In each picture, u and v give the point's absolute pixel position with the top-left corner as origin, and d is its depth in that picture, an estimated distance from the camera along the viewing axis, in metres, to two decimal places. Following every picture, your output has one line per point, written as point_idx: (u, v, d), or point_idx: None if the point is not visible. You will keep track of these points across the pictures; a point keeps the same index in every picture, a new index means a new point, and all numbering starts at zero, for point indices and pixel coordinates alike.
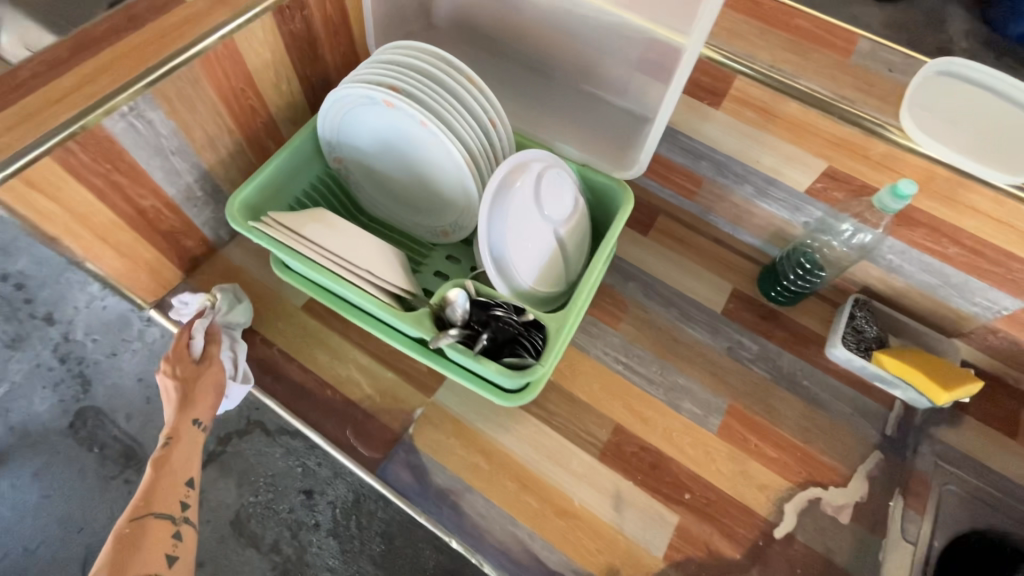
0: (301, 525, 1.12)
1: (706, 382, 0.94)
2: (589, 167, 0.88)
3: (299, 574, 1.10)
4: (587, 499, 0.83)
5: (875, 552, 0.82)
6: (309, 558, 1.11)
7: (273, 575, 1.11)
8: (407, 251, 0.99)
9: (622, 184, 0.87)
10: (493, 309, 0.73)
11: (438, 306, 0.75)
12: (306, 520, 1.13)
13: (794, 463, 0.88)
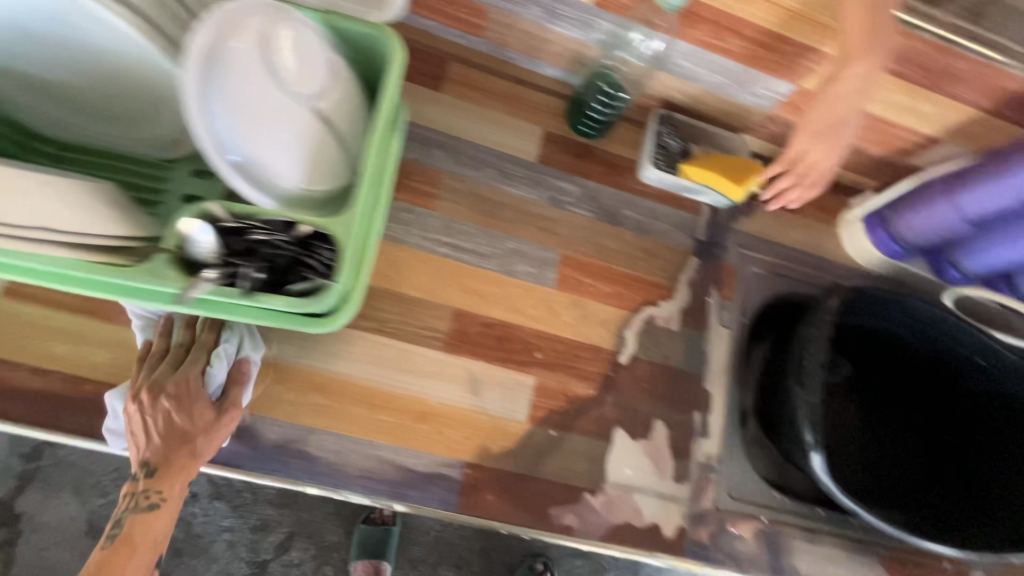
0: (178, 502, 1.03)
1: (535, 238, 0.89)
2: (336, 14, 0.68)
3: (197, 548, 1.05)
4: (441, 393, 0.79)
5: (701, 346, 0.92)
6: (199, 528, 1.05)
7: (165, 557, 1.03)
8: (133, 180, 0.73)
9: (385, 31, 0.69)
10: (251, 234, 0.57)
11: (177, 245, 0.57)
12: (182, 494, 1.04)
13: (627, 292, 0.91)
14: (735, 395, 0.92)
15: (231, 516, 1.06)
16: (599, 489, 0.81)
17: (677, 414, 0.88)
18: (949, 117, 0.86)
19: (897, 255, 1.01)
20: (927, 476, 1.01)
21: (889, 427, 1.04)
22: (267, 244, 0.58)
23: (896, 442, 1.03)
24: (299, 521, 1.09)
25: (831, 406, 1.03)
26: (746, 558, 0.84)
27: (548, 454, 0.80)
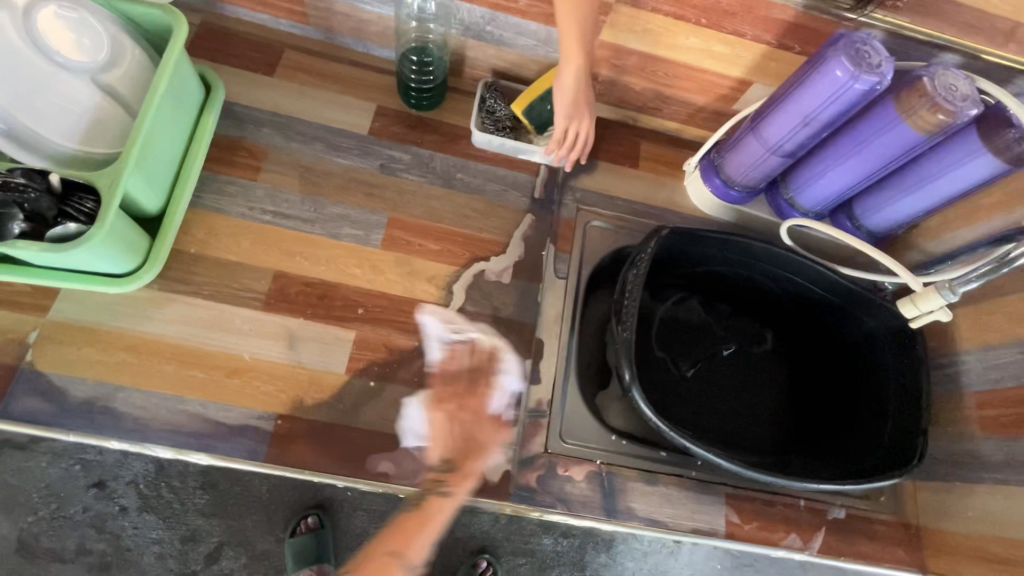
0: (104, 517, 0.98)
1: (362, 203, 0.93)
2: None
3: (124, 565, 0.98)
4: (256, 350, 0.82)
5: (534, 296, 0.94)
6: (128, 544, 0.98)
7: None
8: None
9: (168, 10, 0.74)
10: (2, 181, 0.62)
11: None
12: (109, 510, 0.98)
13: (458, 249, 0.94)
14: (573, 341, 0.93)
15: (161, 527, 0.99)
16: (419, 436, 0.82)
17: (507, 361, 0.89)
18: (743, 56, 0.90)
19: (735, 200, 1.02)
20: (792, 422, 1.02)
21: (756, 373, 1.05)
22: (20, 189, 0.63)
23: (761, 387, 1.04)
24: (229, 529, 1.01)
25: (693, 354, 1.03)
26: (578, 501, 0.83)
27: (365, 403, 0.82)
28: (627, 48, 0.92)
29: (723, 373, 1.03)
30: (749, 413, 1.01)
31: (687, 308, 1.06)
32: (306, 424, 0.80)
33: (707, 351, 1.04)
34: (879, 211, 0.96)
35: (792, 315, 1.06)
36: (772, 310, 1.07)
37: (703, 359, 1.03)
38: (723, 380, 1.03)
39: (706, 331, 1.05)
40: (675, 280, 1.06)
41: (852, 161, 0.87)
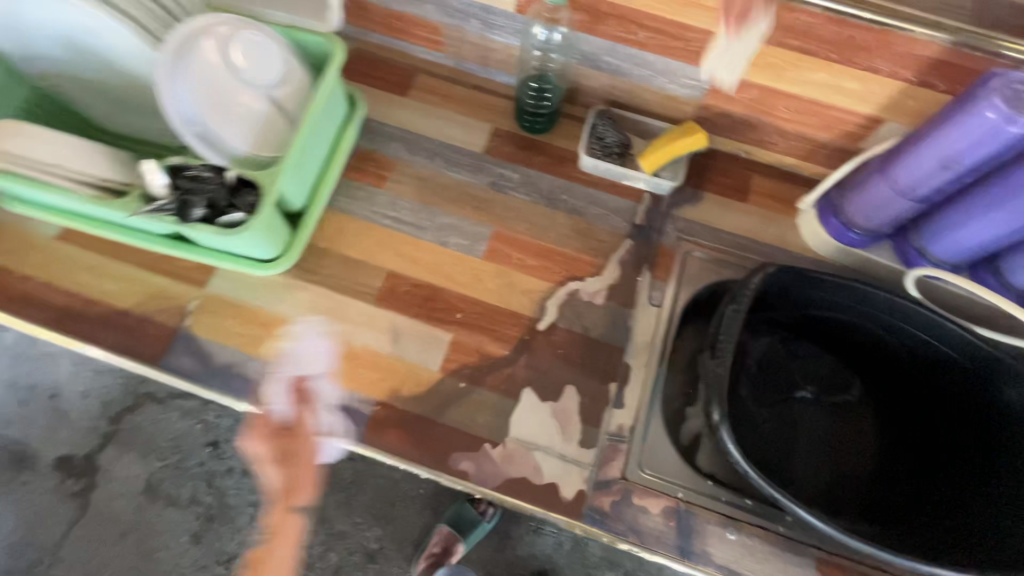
0: (214, 474, 1.13)
1: (471, 216, 1.00)
2: (297, 28, 0.89)
3: (225, 518, 1.12)
4: (364, 339, 0.90)
5: (625, 320, 0.94)
6: (231, 500, 1.13)
7: (197, 525, 1.11)
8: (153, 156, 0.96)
9: (332, 39, 0.89)
10: (192, 175, 0.76)
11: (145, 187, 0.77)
12: (218, 468, 1.14)
13: (554, 267, 0.97)
14: (661, 370, 0.93)
15: (258, 491, 1.13)
16: (499, 441, 0.85)
17: (592, 381, 0.90)
18: (878, 92, 0.85)
19: (852, 244, 0.96)
20: (897, 488, 0.92)
21: (859, 432, 0.96)
22: (204, 182, 0.76)
23: (863, 448, 0.95)
24: (314, 506, 1.13)
25: (789, 401, 0.98)
26: (650, 534, 0.81)
27: (453, 403, 0.87)
28: (748, 81, 0.91)
29: (821, 426, 0.96)
30: (845, 472, 0.93)
31: (788, 352, 1.01)
32: (401, 413, 0.86)
33: (806, 400, 0.98)
34: None
35: (910, 376, 0.97)
36: (885, 368, 0.99)
37: (800, 407, 0.97)
38: (821, 433, 0.96)
39: (807, 379, 0.99)
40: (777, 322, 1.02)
41: (999, 212, 0.78)
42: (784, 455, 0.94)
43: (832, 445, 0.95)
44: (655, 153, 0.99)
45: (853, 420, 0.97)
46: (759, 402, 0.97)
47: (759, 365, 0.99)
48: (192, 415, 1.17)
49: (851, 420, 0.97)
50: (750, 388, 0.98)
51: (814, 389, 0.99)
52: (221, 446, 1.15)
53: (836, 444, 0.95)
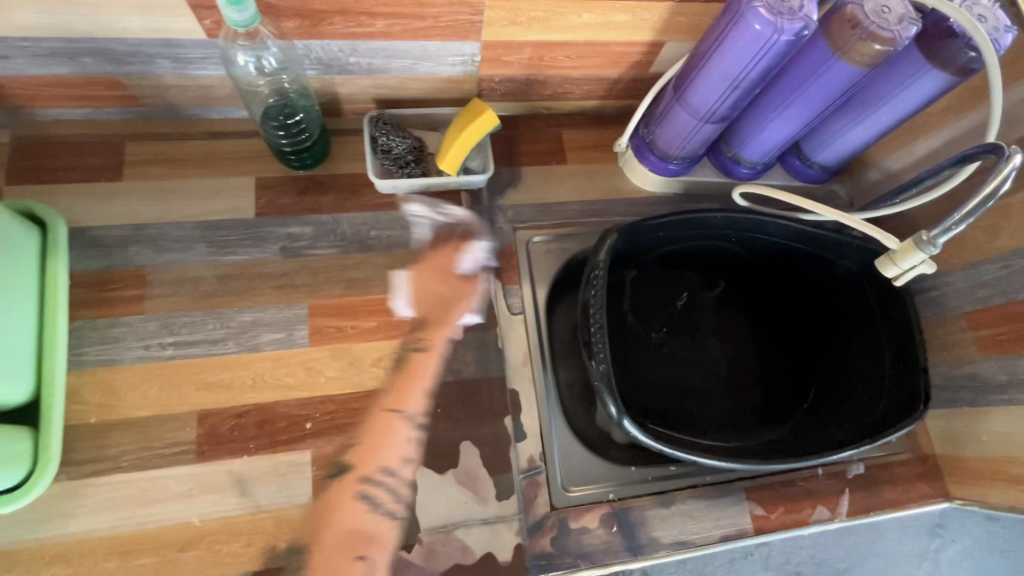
0: None
1: (274, 300, 0.81)
2: None
3: None
4: (205, 511, 0.71)
5: (493, 343, 0.85)
6: None
7: None
8: None
9: None
10: None
11: None
12: None
13: (395, 318, 0.84)
14: (548, 377, 0.86)
15: None
16: (414, 542, 0.74)
17: (484, 427, 0.81)
18: (647, 18, 0.78)
19: (678, 173, 0.93)
20: (782, 381, 0.99)
21: (742, 342, 1.01)
22: None
23: (751, 355, 1.00)
24: None
25: (677, 340, 0.98)
26: (598, 550, 0.78)
27: (346, 527, 0.74)
28: (517, 41, 0.80)
29: (711, 350, 0.99)
30: (743, 384, 0.97)
31: (660, 292, 1.00)
32: (291, 568, 0.71)
33: (691, 332, 0.99)
34: (831, 145, 0.88)
35: (766, 274, 1.01)
36: (744, 274, 1.02)
37: (688, 342, 0.98)
38: (713, 356, 0.99)
39: (685, 311, 1.00)
40: (641, 266, 0.98)
41: (792, 109, 0.78)
42: (689, 394, 0.95)
43: (725, 364, 0.98)
44: (452, 152, 0.84)
45: (733, 334, 1.01)
46: (652, 353, 0.96)
47: (640, 319, 0.98)
48: None
49: (732, 334, 1.01)
50: (641, 343, 0.96)
51: (693, 317, 1.00)
52: None
53: (728, 360, 0.99)
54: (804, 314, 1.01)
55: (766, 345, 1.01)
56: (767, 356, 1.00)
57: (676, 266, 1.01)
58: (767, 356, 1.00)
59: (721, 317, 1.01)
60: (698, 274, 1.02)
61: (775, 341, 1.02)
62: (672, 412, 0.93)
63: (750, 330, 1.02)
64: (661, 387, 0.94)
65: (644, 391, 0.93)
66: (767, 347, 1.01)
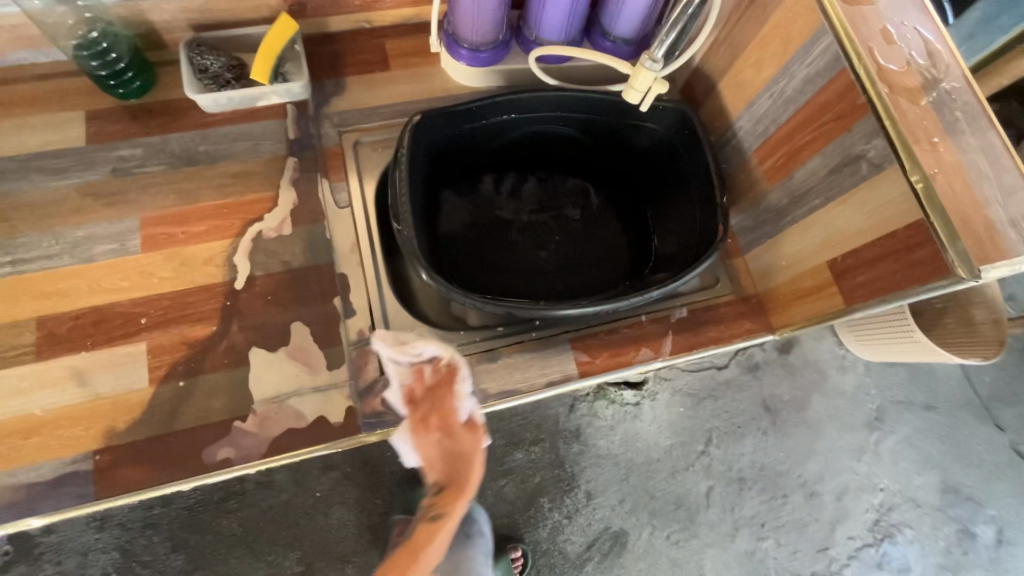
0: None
1: (107, 215, 0.87)
2: None
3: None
4: (46, 402, 0.78)
5: (322, 235, 0.91)
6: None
7: None
8: None
9: None
10: None
11: None
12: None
13: (225, 222, 0.89)
14: (379, 262, 0.90)
15: None
16: (248, 413, 0.80)
17: (313, 308, 0.87)
18: None
19: (488, 63, 0.98)
20: (630, 251, 1.06)
21: (595, 223, 1.08)
22: None
23: (604, 235, 1.07)
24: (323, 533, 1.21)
25: (528, 229, 1.06)
26: (427, 405, 0.84)
27: (181, 405, 0.80)
28: None
29: (563, 234, 1.06)
30: (594, 261, 1.04)
31: (511, 190, 1.08)
32: (131, 443, 0.77)
33: (543, 220, 1.07)
34: (619, 15, 0.94)
35: (608, 156, 1.07)
36: (589, 163, 1.09)
37: (539, 231, 1.06)
38: (565, 240, 1.06)
39: (535, 204, 1.08)
40: (486, 169, 1.07)
41: None
42: (539, 275, 1.02)
43: (577, 246, 1.05)
44: (261, 59, 0.89)
45: (586, 217, 1.08)
46: (504, 243, 1.04)
47: (493, 214, 1.06)
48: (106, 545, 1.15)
49: (585, 219, 1.08)
50: (493, 236, 1.04)
51: (544, 209, 1.07)
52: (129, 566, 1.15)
53: (581, 242, 1.06)
54: (649, 189, 1.07)
55: (618, 223, 1.08)
56: (617, 232, 1.07)
57: (525, 166, 1.09)
58: (619, 232, 1.07)
59: (575, 204, 1.09)
60: (547, 170, 1.10)
61: (629, 220, 1.08)
62: (523, 292, 1.01)
63: (603, 213, 1.09)
64: (512, 272, 1.02)
65: (495, 276, 1.01)
66: (619, 225, 1.08)
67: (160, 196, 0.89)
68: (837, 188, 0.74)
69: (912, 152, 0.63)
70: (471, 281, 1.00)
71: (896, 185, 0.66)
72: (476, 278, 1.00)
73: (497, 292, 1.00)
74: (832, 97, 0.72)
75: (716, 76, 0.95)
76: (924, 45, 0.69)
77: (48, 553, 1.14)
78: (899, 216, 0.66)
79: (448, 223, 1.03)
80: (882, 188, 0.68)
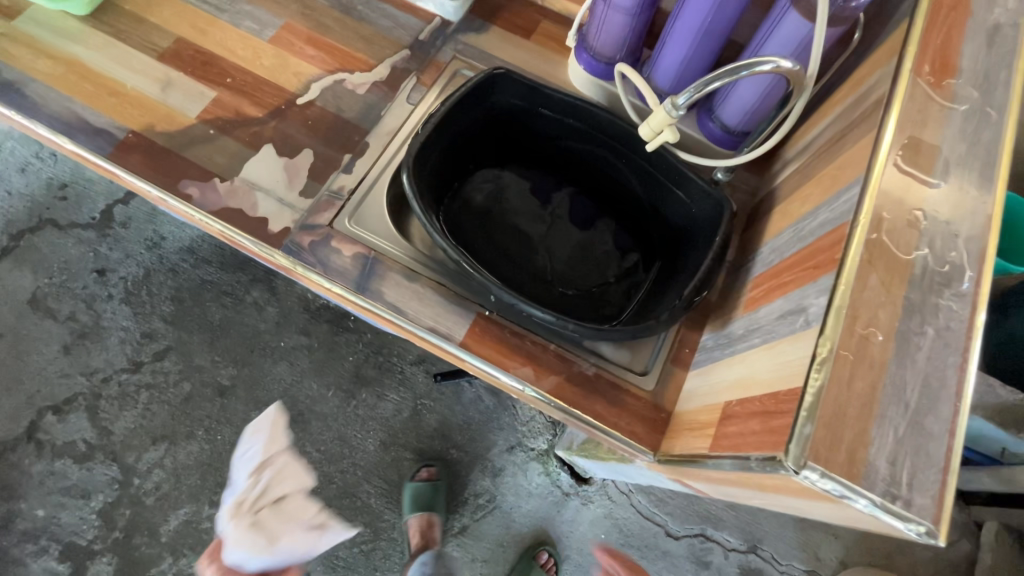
0: (95, 299, 1.77)
1: (269, 8, 1.11)
2: None
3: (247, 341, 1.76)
4: (136, 84, 1.01)
5: (379, 110, 1.04)
6: (104, 322, 1.75)
7: (71, 334, 1.74)
8: None
9: None
10: None
11: None
12: (98, 296, 1.77)
13: (329, 59, 1.07)
14: (397, 153, 1.01)
15: (129, 319, 1.76)
16: (228, 179, 0.96)
17: (329, 150, 1.00)
18: None
19: (600, 75, 1.05)
20: (604, 300, 1.01)
21: (601, 264, 1.04)
22: None
23: (599, 276, 1.03)
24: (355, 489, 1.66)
25: (542, 227, 1.06)
26: (336, 269, 0.92)
27: (198, 143, 0.98)
28: None
29: (566, 250, 1.04)
30: (571, 288, 1.02)
31: (554, 191, 1.10)
32: (152, 142, 0.97)
33: (560, 230, 1.06)
34: (729, 97, 0.94)
35: (650, 216, 1.05)
36: (634, 214, 1.08)
37: (549, 234, 1.06)
38: (562, 256, 1.04)
39: (565, 214, 1.08)
40: (547, 163, 1.12)
41: (678, 29, 0.89)
42: (516, 264, 1.02)
43: (570, 267, 1.03)
44: None
45: (598, 253, 1.05)
46: (512, 222, 1.06)
47: (524, 197, 1.08)
48: (86, 245, 1.80)
49: (589, 251, 1.05)
50: (507, 210, 1.07)
51: (568, 222, 1.07)
52: (105, 276, 1.78)
53: (569, 263, 1.04)
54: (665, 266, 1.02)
55: (619, 275, 1.03)
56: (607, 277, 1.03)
57: (580, 184, 1.12)
58: (613, 284, 1.03)
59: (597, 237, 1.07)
60: (595, 198, 1.11)
61: (631, 282, 1.03)
62: (490, 264, 1.01)
63: (615, 261, 1.05)
64: (497, 244, 1.04)
65: (482, 238, 1.04)
66: (615, 273, 1.04)
67: (310, 23, 1.10)
68: (774, 333, 0.67)
69: (839, 320, 0.55)
70: (459, 226, 1.04)
71: (807, 345, 0.57)
72: (465, 228, 1.04)
73: (471, 249, 1.02)
74: (825, 244, 0.65)
75: (778, 201, 0.90)
76: (953, 253, 0.60)
77: (111, 236, 1.81)
78: (790, 377, 0.57)
79: (479, 175, 1.09)
80: (799, 344, 0.60)
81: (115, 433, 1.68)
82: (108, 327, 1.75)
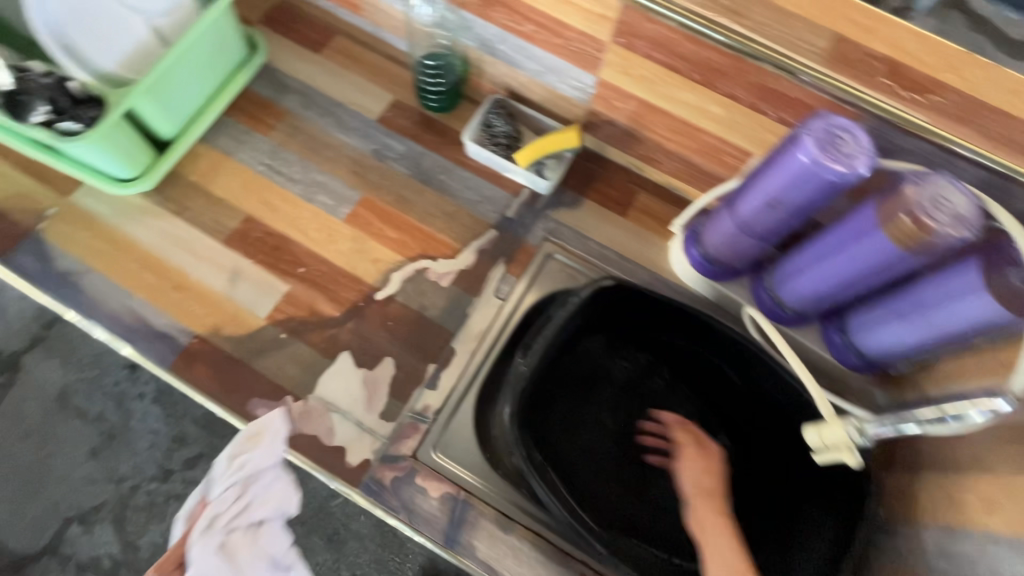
0: (126, 396, 1.18)
1: (345, 178, 1.01)
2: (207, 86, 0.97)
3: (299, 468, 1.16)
4: (201, 276, 0.92)
5: (464, 307, 0.94)
6: (133, 423, 1.17)
7: (98, 439, 1.15)
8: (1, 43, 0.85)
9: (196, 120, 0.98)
10: (66, 82, 0.79)
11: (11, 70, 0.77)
12: (131, 392, 1.19)
13: (410, 242, 0.97)
14: (485, 360, 0.90)
15: (162, 421, 1.17)
16: (301, 396, 0.86)
17: (411, 357, 0.90)
18: (742, 123, 0.82)
19: (711, 276, 0.93)
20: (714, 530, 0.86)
21: None
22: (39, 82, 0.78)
23: None
24: None
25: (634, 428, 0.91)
26: (422, 516, 0.82)
27: (269, 350, 0.88)
28: (625, 90, 0.89)
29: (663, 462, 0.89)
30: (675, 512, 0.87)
31: (647, 382, 0.94)
32: (213, 349, 0.88)
33: (653, 432, 0.91)
34: (870, 331, 0.82)
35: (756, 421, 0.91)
36: (739, 414, 0.92)
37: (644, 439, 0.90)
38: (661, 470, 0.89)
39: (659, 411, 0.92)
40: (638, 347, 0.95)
41: (828, 264, 0.77)
42: (619, 486, 0.87)
43: (668, 484, 0.88)
44: (533, 148, 0.97)
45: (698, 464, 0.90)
46: (607, 428, 0.90)
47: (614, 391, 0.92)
48: None
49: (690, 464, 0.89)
50: (598, 405, 0.91)
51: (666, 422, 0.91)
52: (138, 370, 1.20)
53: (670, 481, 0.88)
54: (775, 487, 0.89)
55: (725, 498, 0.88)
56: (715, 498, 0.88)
57: (673, 369, 0.94)
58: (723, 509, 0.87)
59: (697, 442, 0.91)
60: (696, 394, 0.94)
61: (738, 505, 0.88)
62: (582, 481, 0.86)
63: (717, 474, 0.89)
64: (590, 452, 0.88)
65: (573, 444, 0.88)
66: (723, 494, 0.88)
67: (390, 199, 1.00)
68: None
69: None
70: (550, 428, 0.88)
71: None
72: (557, 438, 0.88)
73: (561, 461, 0.87)
74: None
75: (928, 464, 0.78)
76: None
77: None
78: None
79: (570, 356, 0.92)
80: None
81: (140, 551, 1.10)
82: (137, 431, 1.16)
